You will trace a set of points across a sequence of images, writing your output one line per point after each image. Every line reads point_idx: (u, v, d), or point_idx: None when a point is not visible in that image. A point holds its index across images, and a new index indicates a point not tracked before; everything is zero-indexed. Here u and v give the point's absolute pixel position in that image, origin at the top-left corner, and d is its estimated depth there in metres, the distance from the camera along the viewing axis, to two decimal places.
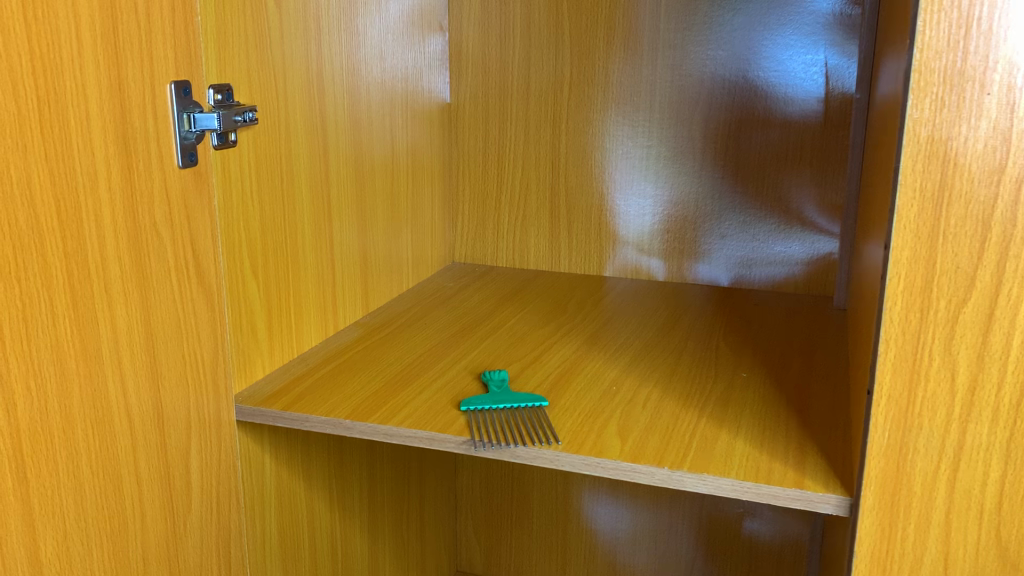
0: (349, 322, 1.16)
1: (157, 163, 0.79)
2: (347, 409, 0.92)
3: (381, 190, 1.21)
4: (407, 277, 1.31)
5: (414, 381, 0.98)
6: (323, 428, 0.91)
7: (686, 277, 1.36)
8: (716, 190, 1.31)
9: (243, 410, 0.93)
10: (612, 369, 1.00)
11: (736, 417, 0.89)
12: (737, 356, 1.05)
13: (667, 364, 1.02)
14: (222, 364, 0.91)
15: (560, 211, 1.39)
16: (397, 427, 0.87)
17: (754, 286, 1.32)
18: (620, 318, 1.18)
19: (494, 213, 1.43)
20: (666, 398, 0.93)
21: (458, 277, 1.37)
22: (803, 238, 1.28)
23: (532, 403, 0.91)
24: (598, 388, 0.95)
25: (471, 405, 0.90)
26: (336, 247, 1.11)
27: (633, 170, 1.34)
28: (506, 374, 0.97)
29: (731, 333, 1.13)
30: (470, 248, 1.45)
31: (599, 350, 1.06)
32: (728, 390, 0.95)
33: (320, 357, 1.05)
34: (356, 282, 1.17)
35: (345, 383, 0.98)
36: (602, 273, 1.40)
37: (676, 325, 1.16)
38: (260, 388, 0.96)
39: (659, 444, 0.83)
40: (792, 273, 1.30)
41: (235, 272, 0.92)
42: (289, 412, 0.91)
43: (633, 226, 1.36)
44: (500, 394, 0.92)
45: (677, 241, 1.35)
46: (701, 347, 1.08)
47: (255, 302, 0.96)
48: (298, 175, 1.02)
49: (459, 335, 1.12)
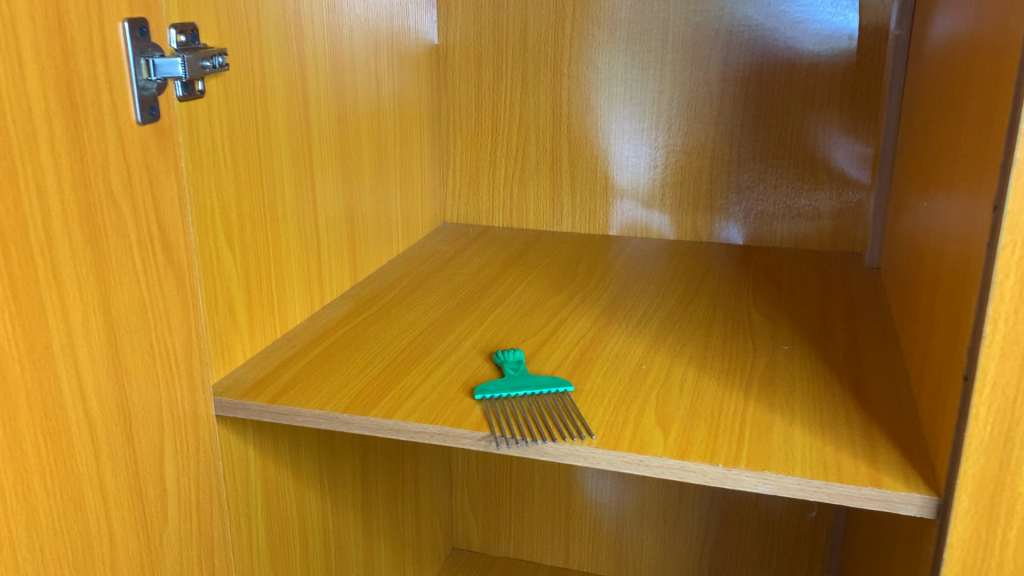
0: (337, 294, 1.04)
1: (111, 119, 0.65)
2: (344, 400, 0.80)
3: (367, 146, 1.08)
4: (396, 241, 1.18)
5: (417, 363, 0.86)
6: (316, 424, 0.79)
7: (700, 236, 1.25)
8: (735, 140, 1.20)
9: (223, 405, 0.81)
10: (639, 345, 0.89)
11: (787, 400, 0.78)
12: (774, 327, 0.94)
13: (698, 337, 0.91)
14: (198, 352, 0.79)
15: (562, 165, 1.27)
16: (404, 421, 0.76)
17: (775, 244, 1.22)
18: (636, 284, 1.07)
19: (489, 167, 1.30)
20: (704, 378, 0.82)
21: (451, 240, 1.25)
22: (830, 191, 1.17)
23: (555, 388, 0.80)
24: (626, 368, 0.84)
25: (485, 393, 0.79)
26: (320, 212, 0.98)
27: (643, 119, 1.22)
28: (522, 355, 0.86)
29: (761, 298, 1.02)
30: (462, 206, 1.33)
31: (620, 323, 0.95)
32: (771, 366, 0.85)
33: (307, 338, 0.93)
34: (343, 249, 1.05)
35: (338, 368, 0.86)
36: (608, 232, 1.28)
37: (699, 290, 1.05)
38: (241, 376, 0.84)
39: (707, 435, 0.73)
40: (818, 230, 1.19)
41: (209, 244, 0.79)
42: (277, 406, 0.79)
43: (641, 181, 1.25)
44: (519, 379, 0.81)
45: (690, 197, 1.23)
46: (731, 316, 0.97)
47: (233, 278, 0.84)
48: (276, 130, 0.89)
49: (462, 307, 1.00)
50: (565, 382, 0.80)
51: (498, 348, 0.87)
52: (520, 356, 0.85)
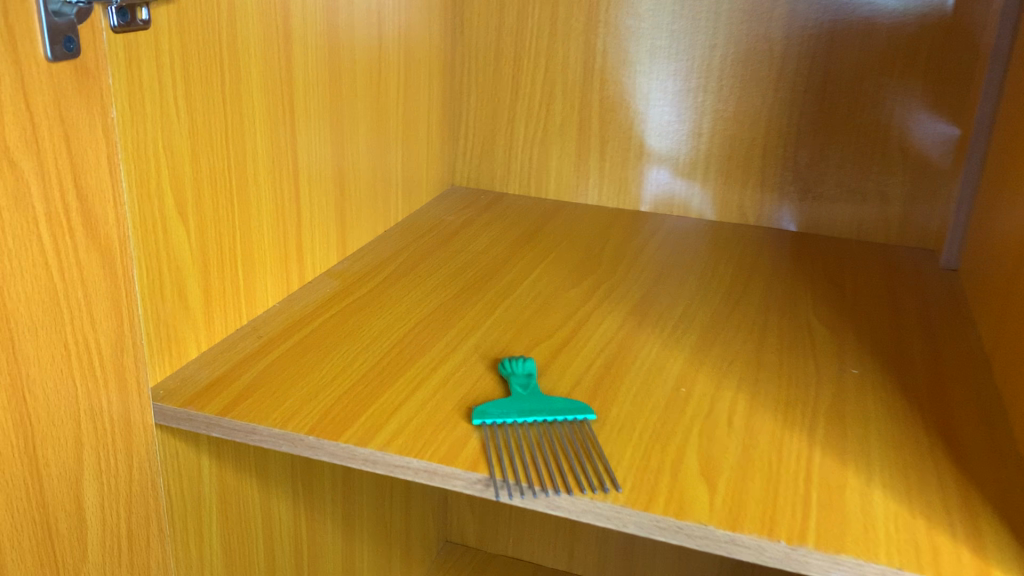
0: (319, 271, 0.89)
1: (7, 52, 0.49)
2: (312, 414, 0.64)
3: (364, 95, 0.91)
4: (394, 207, 1.02)
5: (407, 369, 0.71)
6: (274, 445, 0.63)
7: (746, 218, 1.08)
8: (795, 109, 1.02)
9: (163, 413, 0.66)
10: (676, 360, 0.74)
11: (861, 449, 0.63)
12: (838, 343, 0.78)
13: (747, 351, 0.76)
14: (134, 349, 0.63)
15: (592, 127, 1.10)
16: (382, 451, 0.60)
17: (834, 232, 1.05)
18: (671, 277, 0.91)
19: (507, 125, 1.13)
20: (757, 410, 0.67)
21: (458, 208, 1.09)
22: (904, 175, 1.00)
23: (573, 415, 0.64)
24: (661, 393, 0.69)
25: (485, 419, 0.63)
26: (302, 174, 0.82)
27: (689, 78, 1.05)
28: (534, 367, 0.70)
29: (821, 303, 0.86)
30: (474, 168, 1.16)
31: (653, 328, 0.79)
32: (839, 399, 0.69)
33: (278, 326, 0.78)
34: (329, 219, 0.89)
35: (309, 368, 0.71)
36: (640, 207, 1.12)
37: (747, 288, 0.89)
38: (192, 375, 0.69)
39: (765, 495, 0.57)
40: (885, 219, 1.03)
41: (151, 215, 0.63)
42: (228, 419, 0.64)
43: (682, 150, 1.08)
44: (529, 402, 0.65)
45: (738, 172, 1.07)
46: (786, 325, 0.81)
47: (185, 256, 0.68)
48: (248, 73, 0.72)
49: (465, 294, 0.85)
50: (586, 410, 0.65)
51: (504, 356, 0.72)
52: (532, 368, 0.70)
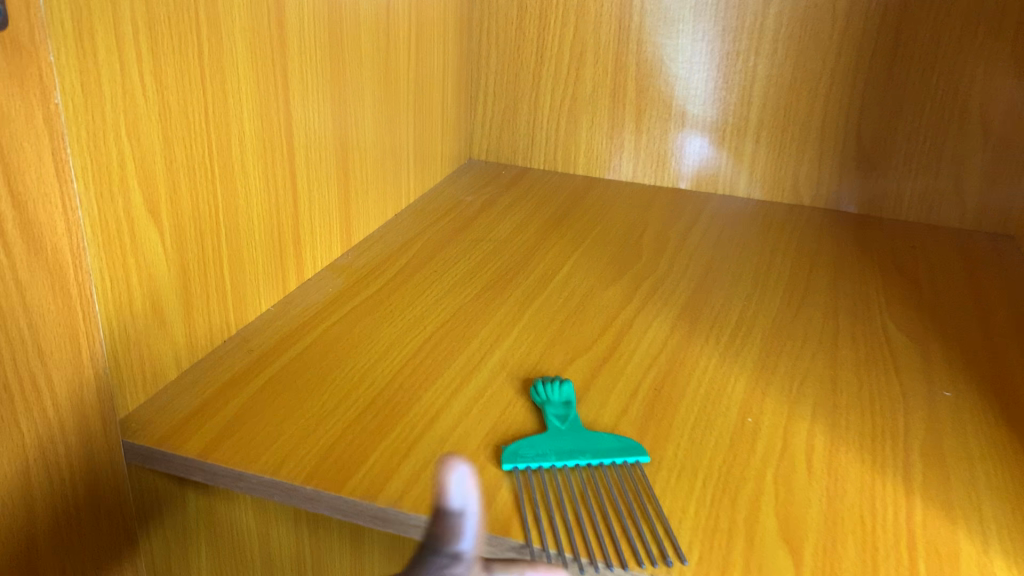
0: (322, 266, 0.78)
1: None
2: (311, 455, 0.54)
3: (369, 60, 0.79)
4: (406, 186, 0.91)
5: (424, 392, 0.60)
6: (266, 494, 0.52)
7: (799, 197, 0.97)
8: (860, 75, 0.90)
9: (135, 450, 0.55)
10: (737, 379, 0.63)
11: (970, 501, 0.52)
12: (923, 355, 0.67)
13: (818, 367, 0.65)
14: (99, 379, 0.53)
15: (627, 94, 0.98)
16: (394, 507, 0.50)
17: (899, 214, 0.94)
18: (721, 272, 0.79)
19: (531, 92, 1.01)
20: (838, 448, 0.56)
21: (476, 186, 0.98)
22: (985, 151, 0.88)
23: (623, 457, 0.54)
24: (724, 425, 0.58)
25: (517, 464, 0.53)
26: (300, 157, 0.71)
27: (739, 39, 0.92)
28: (573, 394, 0.59)
29: (896, 303, 0.75)
30: (494, 140, 1.05)
31: (708, 338, 0.68)
32: (933, 430, 0.58)
33: (274, 335, 0.67)
34: (332, 205, 0.78)
35: (308, 391, 0.60)
36: (680, 184, 1.00)
37: (810, 284, 0.78)
38: (170, 402, 0.58)
39: (863, 566, 0.47)
40: (960, 200, 0.91)
41: (115, 218, 0.52)
42: (210, 463, 0.53)
43: (728, 120, 0.96)
44: (569, 441, 0.55)
45: (792, 146, 0.95)
46: (860, 332, 0.70)
47: (160, 262, 0.57)
48: (232, 39, 0.60)
49: (488, 294, 0.74)
50: (639, 452, 0.54)
51: (537, 378, 0.61)
52: (570, 396, 0.59)
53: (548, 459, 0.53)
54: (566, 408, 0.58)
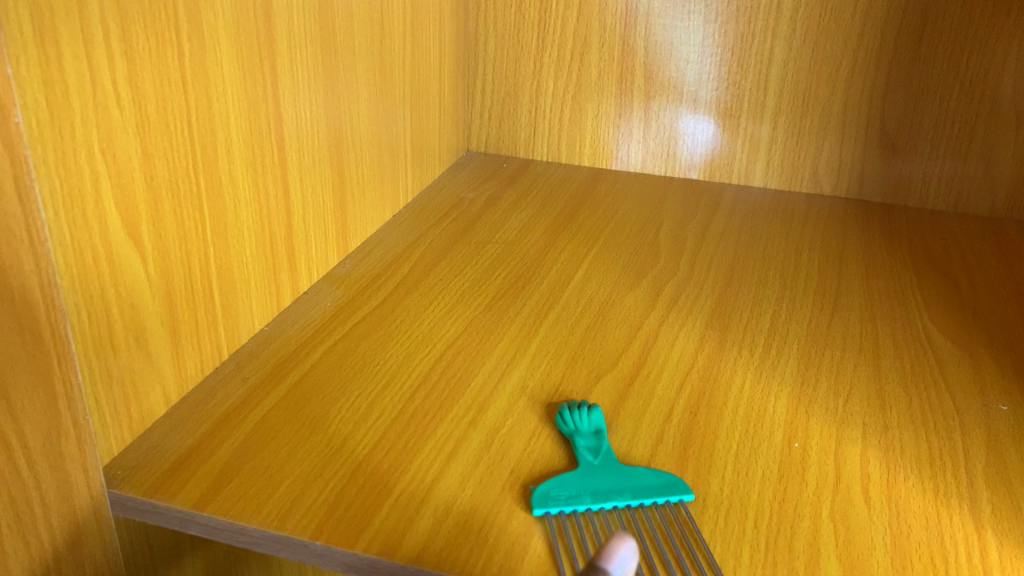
0: (320, 277, 0.73)
1: None
2: (320, 503, 0.48)
3: (363, 52, 0.73)
4: (404, 185, 0.86)
5: (439, 422, 0.55)
6: (270, 549, 0.47)
7: (820, 186, 0.92)
8: (885, 55, 0.84)
9: (122, 502, 0.49)
10: (778, 398, 0.58)
11: None
12: (972, 363, 0.63)
13: (861, 381, 0.61)
14: (79, 428, 0.47)
15: (634, 79, 0.92)
16: (416, 565, 0.44)
17: (926, 202, 0.89)
18: (746, 273, 0.74)
19: (532, 80, 0.95)
20: (896, 475, 0.52)
21: (478, 182, 0.93)
22: (1017, 135, 0.83)
23: (664, 497, 0.49)
24: (769, 452, 0.53)
25: (550, 509, 0.47)
26: (293, 163, 0.65)
27: (755, 19, 0.86)
28: (603, 421, 0.54)
29: (936, 304, 0.70)
30: (494, 130, 1.00)
31: (740, 350, 0.63)
32: (996, 449, 0.54)
33: (271, 359, 0.61)
34: (328, 211, 0.72)
35: (312, 426, 0.55)
36: (692, 173, 0.95)
37: (842, 285, 0.73)
38: (159, 443, 0.53)
39: None
40: (990, 184, 0.86)
41: (91, 247, 0.46)
42: (206, 516, 0.47)
43: (743, 104, 0.90)
44: (604, 478, 0.50)
45: (811, 132, 0.89)
46: (901, 338, 0.66)
47: (145, 291, 0.51)
48: (215, 37, 0.53)
49: (500, 304, 0.69)
50: (682, 489, 0.49)
51: (563, 402, 0.56)
52: (601, 423, 0.54)
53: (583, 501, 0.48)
54: (597, 438, 0.53)
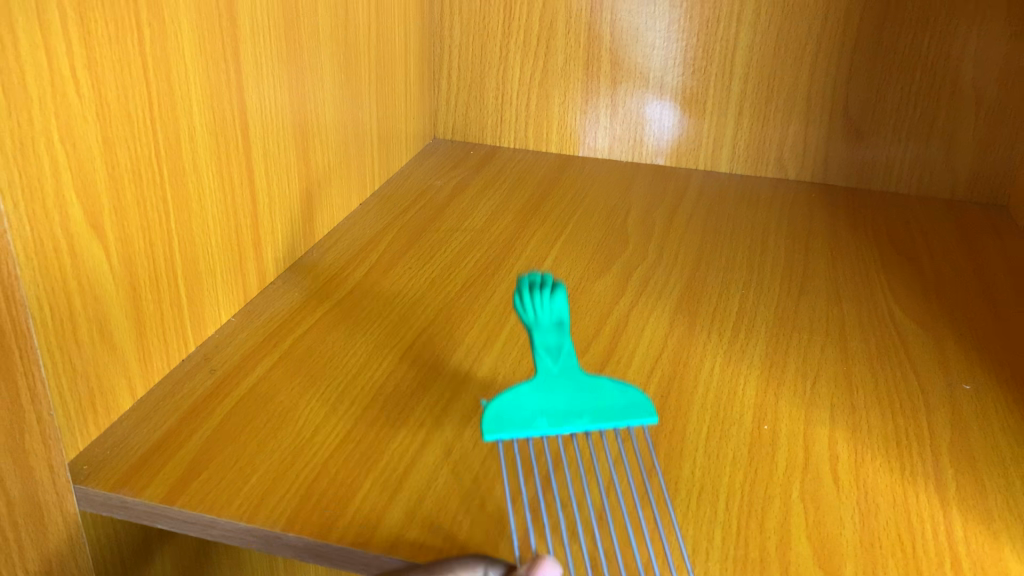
0: (288, 267, 0.72)
1: None
2: (292, 495, 0.48)
3: (327, 39, 0.72)
4: (371, 173, 0.85)
5: (411, 412, 0.55)
6: (241, 542, 0.46)
7: (785, 171, 0.93)
8: (848, 40, 0.85)
9: (88, 497, 0.48)
10: (747, 381, 0.59)
11: (1011, 511, 0.48)
12: (936, 344, 0.64)
13: (828, 363, 0.61)
14: (44, 424, 0.46)
15: (601, 64, 0.92)
16: (390, 555, 0.44)
17: (889, 186, 0.91)
18: (714, 258, 0.75)
19: (498, 66, 0.95)
20: (864, 453, 0.53)
21: (444, 169, 0.92)
22: (977, 119, 0.85)
23: (625, 421, 0.49)
24: (739, 435, 0.54)
25: (503, 435, 0.48)
26: (258, 153, 0.64)
27: (719, 4, 0.86)
28: (565, 309, 0.52)
29: (900, 287, 0.71)
30: (460, 117, 0.99)
31: (710, 334, 0.64)
32: (959, 426, 0.55)
33: (240, 350, 0.61)
34: (294, 199, 0.71)
35: (281, 417, 0.54)
36: (659, 159, 0.95)
37: (807, 268, 0.74)
38: (127, 436, 0.52)
39: None
40: (952, 169, 0.88)
41: (51, 238, 0.45)
42: (176, 509, 0.47)
43: (709, 88, 0.91)
44: (563, 398, 0.50)
45: (776, 117, 0.90)
46: (867, 320, 0.67)
47: (108, 283, 0.50)
48: (176, 23, 0.52)
49: (469, 291, 0.69)
50: (646, 415, 0.49)
51: (525, 276, 0.53)
52: (562, 310, 0.52)
53: (538, 424, 0.48)
54: (558, 331, 0.52)
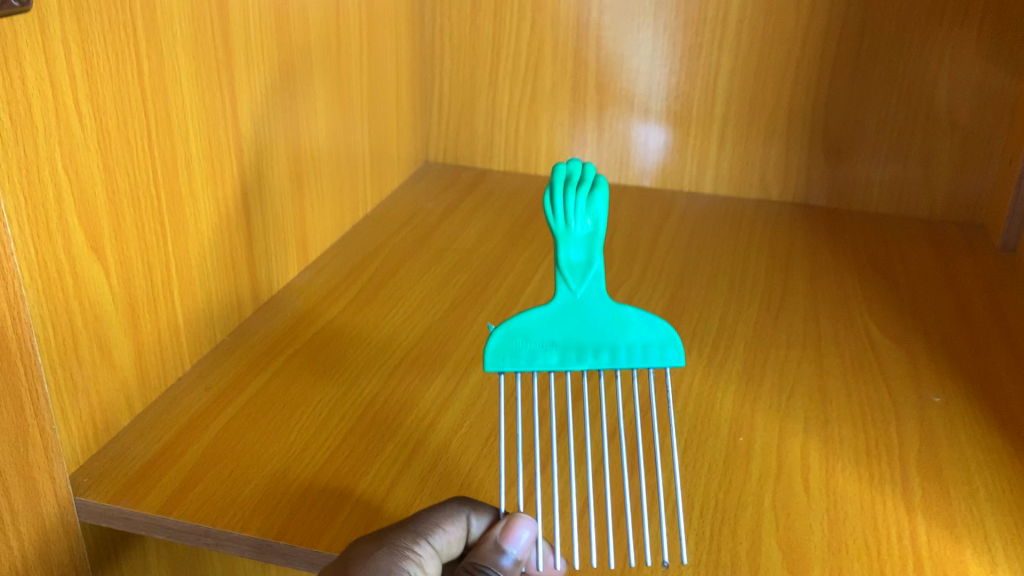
0: (282, 288, 0.74)
1: None
2: (284, 505, 0.50)
3: (320, 66, 0.74)
4: (364, 196, 0.88)
5: (399, 425, 0.57)
6: (235, 551, 0.48)
7: (768, 192, 0.95)
8: (826, 65, 0.88)
9: (89, 508, 0.50)
10: (725, 394, 0.61)
11: (973, 516, 0.50)
12: (909, 358, 0.66)
13: (803, 377, 0.63)
14: (45, 437, 0.48)
15: (587, 90, 0.95)
16: None
17: (869, 206, 0.93)
18: (696, 276, 0.77)
19: (488, 91, 0.98)
20: (835, 463, 0.55)
21: (436, 192, 0.95)
22: (952, 141, 0.87)
23: (643, 362, 0.48)
24: (715, 446, 0.56)
25: (511, 368, 0.47)
26: (253, 177, 0.66)
27: (702, 31, 0.89)
28: (600, 221, 0.48)
29: (876, 304, 0.74)
30: (452, 141, 1.02)
31: (690, 349, 0.66)
32: (927, 437, 0.57)
33: (235, 367, 0.63)
34: (288, 222, 0.73)
35: (274, 431, 0.56)
36: (646, 180, 0.98)
37: (786, 285, 0.76)
38: (125, 450, 0.54)
39: None
40: (929, 189, 0.90)
41: (54, 261, 0.47)
42: (172, 519, 0.49)
43: (693, 112, 0.93)
44: (582, 329, 0.48)
45: (757, 139, 0.93)
46: (843, 335, 0.69)
47: (108, 303, 0.52)
48: (173, 54, 0.55)
49: (457, 310, 0.71)
50: (673, 358, 0.48)
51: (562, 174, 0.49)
52: (597, 224, 0.48)
53: (549, 361, 0.47)
54: (589, 246, 0.48)
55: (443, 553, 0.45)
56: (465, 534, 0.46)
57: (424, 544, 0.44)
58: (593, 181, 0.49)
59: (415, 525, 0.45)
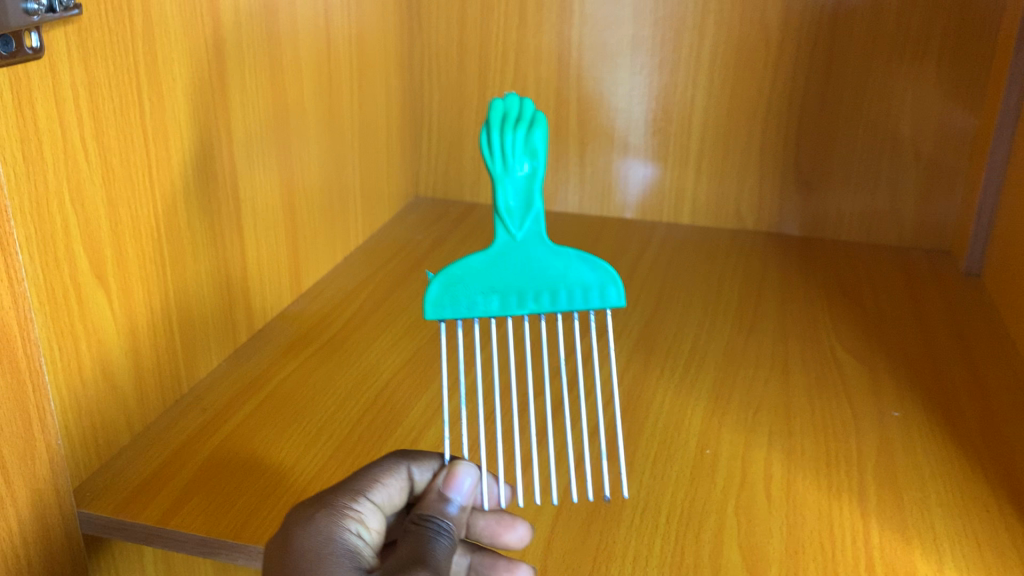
0: (275, 316, 0.78)
1: None
2: (274, 516, 0.53)
3: (312, 105, 0.79)
4: (355, 230, 0.91)
5: (383, 442, 0.60)
6: (228, 558, 0.51)
7: (743, 222, 0.99)
8: (795, 101, 0.92)
9: (91, 520, 0.53)
10: (694, 411, 0.64)
11: (923, 520, 0.53)
12: (871, 375, 0.70)
13: (770, 394, 0.67)
14: (51, 451, 0.51)
15: (569, 126, 0.99)
16: None
17: (840, 235, 0.97)
18: (671, 301, 0.81)
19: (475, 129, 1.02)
20: (795, 472, 0.58)
21: (424, 225, 0.99)
22: (916, 171, 0.92)
23: (583, 303, 0.49)
24: (682, 458, 0.59)
25: (451, 317, 0.48)
26: (249, 211, 0.70)
27: (677, 70, 0.94)
28: (538, 159, 0.47)
29: (842, 325, 0.77)
30: (441, 176, 1.06)
31: (662, 370, 0.70)
32: (884, 447, 0.60)
33: (230, 391, 0.66)
34: (281, 253, 0.77)
35: (266, 449, 0.59)
36: (627, 212, 1.02)
37: (757, 309, 0.80)
38: (125, 467, 0.57)
39: None
40: (896, 217, 0.94)
41: (62, 288, 0.51)
42: (169, 529, 0.52)
43: (670, 146, 0.98)
44: (521, 273, 0.48)
45: (732, 172, 0.97)
46: (809, 355, 0.72)
47: (110, 328, 0.56)
48: (173, 96, 0.59)
49: (442, 335, 0.74)
50: (613, 299, 0.49)
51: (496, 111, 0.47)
52: (535, 164, 0.47)
53: (490, 306, 0.48)
54: (527, 186, 0.47)
55: (385, 506, 0.49)
56: (402, 483, 0.50)
57: (363, 500, 0.48)
58: (532, 119, 0.47)
59: (353, 485, 0.48)
